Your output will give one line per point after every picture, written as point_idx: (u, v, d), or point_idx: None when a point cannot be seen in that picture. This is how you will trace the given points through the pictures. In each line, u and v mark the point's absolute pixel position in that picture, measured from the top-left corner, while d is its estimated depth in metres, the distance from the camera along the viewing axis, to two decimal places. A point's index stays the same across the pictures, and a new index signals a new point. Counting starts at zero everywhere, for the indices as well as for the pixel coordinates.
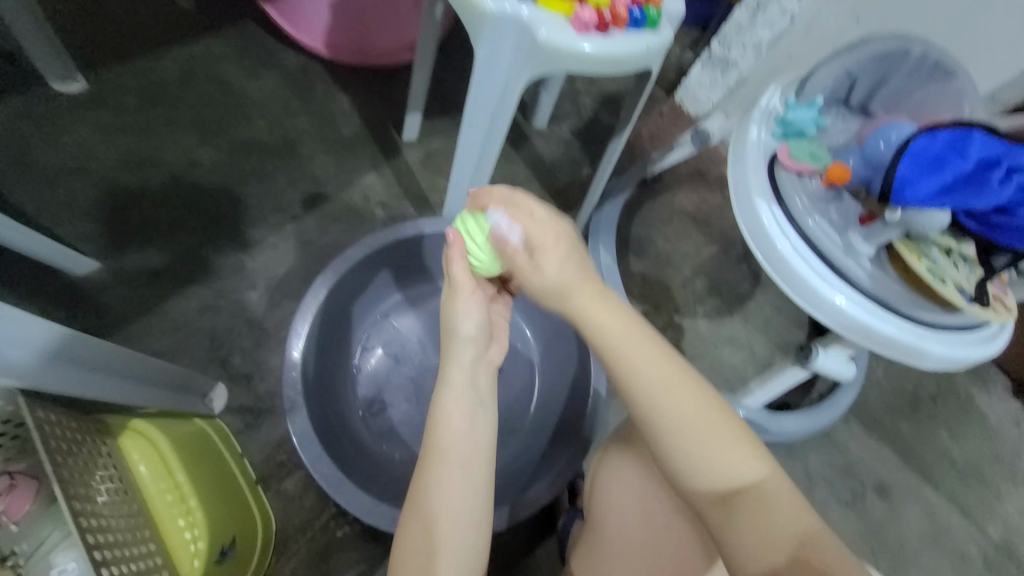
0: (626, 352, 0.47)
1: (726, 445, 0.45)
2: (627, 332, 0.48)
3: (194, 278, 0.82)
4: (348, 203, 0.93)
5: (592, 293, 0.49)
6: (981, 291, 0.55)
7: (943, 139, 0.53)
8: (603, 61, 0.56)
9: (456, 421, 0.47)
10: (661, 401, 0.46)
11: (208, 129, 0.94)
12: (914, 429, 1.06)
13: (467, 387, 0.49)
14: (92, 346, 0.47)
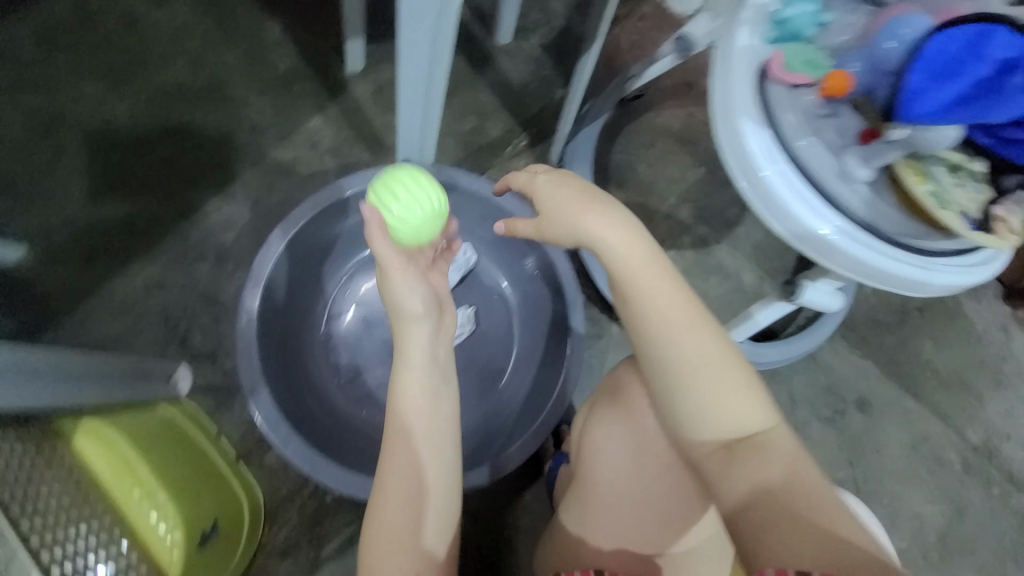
0: (659, 298, 0.49)
1: (739, 398, 0.47)
2: (654, 274, 0.50)
3: (136, 255, 0.76)
4: (294, 153, 0.84)
5: (607, 214, 0.51)
6: (985, 217, 0.49)
7: (961, 40, 0.46)
8: None
9: (410, 398, 0.48)
10: (682, 345, 0.48)
11: (117, 77, 0.81)
12: (900, 343, 1.06)
13: (425, 362, 0.50)
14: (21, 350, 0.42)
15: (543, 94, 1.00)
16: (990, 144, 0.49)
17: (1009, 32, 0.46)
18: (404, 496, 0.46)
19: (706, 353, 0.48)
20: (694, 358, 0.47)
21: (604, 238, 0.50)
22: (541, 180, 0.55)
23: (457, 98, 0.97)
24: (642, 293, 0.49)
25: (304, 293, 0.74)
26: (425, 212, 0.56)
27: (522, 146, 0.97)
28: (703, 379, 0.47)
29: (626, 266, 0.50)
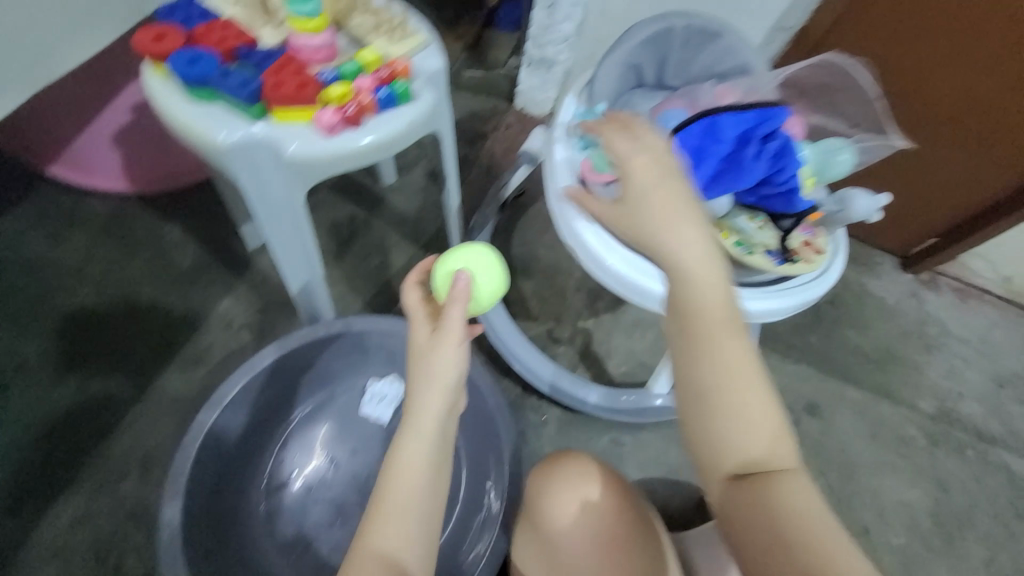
0: (707, 295, 0.40)
1: (768, 429, 0.37)
2: (705, 270, 0.40)
3: (58, 492, 0.74)
4: (206, 340, 0.87)
5: (670, 204, 0.42)
6: (785, 248, 0.60)
7: (697, 133, 0.61)
8: (371, 152, 0.54)
9: (398, 493, 0.42)
10: (728, 358, 0.38)
11: (23, 322, 0.85)
12: (824, 339, 1.12)
13: (434, 435, 0.44)
14: None
15: (436, 215, 1.10)
16: (755, 200, 0.62)
17: (731, 116, 0.61)
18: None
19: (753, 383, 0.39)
20: (733, 373, 0.38)
21: (673, 236, 0.41)
22: (640, 152, 0.44)
23: (358, 241, 1.05)
24: (701, 297, 0.40)
25: (234, 478, 0.74)
26: (490, 284, 0.57)
27: None
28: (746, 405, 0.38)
29: (681, 258, 0.41)
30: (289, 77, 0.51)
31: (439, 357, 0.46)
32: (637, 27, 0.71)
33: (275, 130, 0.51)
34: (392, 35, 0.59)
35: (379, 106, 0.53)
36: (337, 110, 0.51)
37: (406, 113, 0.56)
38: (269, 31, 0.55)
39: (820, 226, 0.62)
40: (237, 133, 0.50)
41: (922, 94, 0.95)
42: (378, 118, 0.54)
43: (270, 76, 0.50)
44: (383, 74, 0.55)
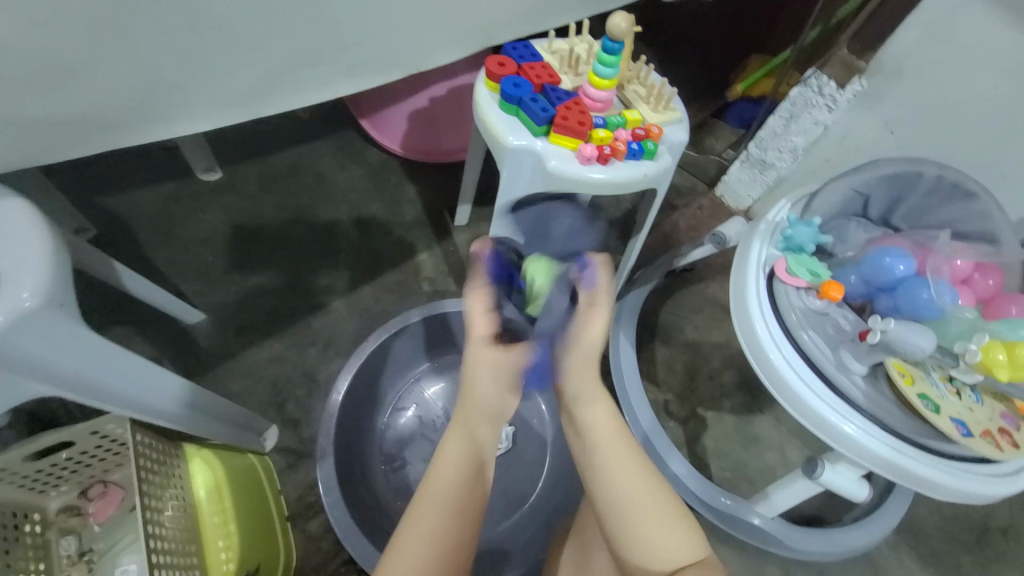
0: (609, 447, 0.50)
1: (677, 539, 0.47)
2: (602, 422, 0.51)
3: (271, 333, 0.97)
4: (401, 276, 1.09)
5: (598, 401, 0.51)
6: (976, 426, 0.55)
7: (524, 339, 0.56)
8: (607, 186, 0.66)
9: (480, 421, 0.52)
10: (638, 482, 0.49)
11: (301, 211, 1.14)
12: (981, 567, 0.94)
13: (474, 432, 0.51)
14: (185, 389, 0.63)
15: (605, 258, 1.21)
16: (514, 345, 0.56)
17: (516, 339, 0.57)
18: (445, 499, 0.50)
19: (628, 474, 0.49)
20: (643, 490, 0.48)
21: (575, 386, 0.52)
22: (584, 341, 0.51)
23: None
24: (596, 429, 0.51)
25: (379, 386, 0.90)
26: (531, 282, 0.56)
27: None
28: (642, 499, 0.48)
29: (578, 411, 0.52)
30: (575, 114, 0.65)
31: (483, 365, 0.51)
32: (880, 164, 0.73)
33: (548, 148, 0.65)
34: (655, 105, 0.72)
35: (628, 155, 0.65)
36: (596, 149, 0.64)
37: (645, 166, 0.67)
38: (568, 78, 0.72)
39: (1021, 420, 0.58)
40: (522, 143, 0.65)
41: None
42: (623, 163, 0.66)
43: (562, 110, 0.65)
44: (639, 132, 0.67)
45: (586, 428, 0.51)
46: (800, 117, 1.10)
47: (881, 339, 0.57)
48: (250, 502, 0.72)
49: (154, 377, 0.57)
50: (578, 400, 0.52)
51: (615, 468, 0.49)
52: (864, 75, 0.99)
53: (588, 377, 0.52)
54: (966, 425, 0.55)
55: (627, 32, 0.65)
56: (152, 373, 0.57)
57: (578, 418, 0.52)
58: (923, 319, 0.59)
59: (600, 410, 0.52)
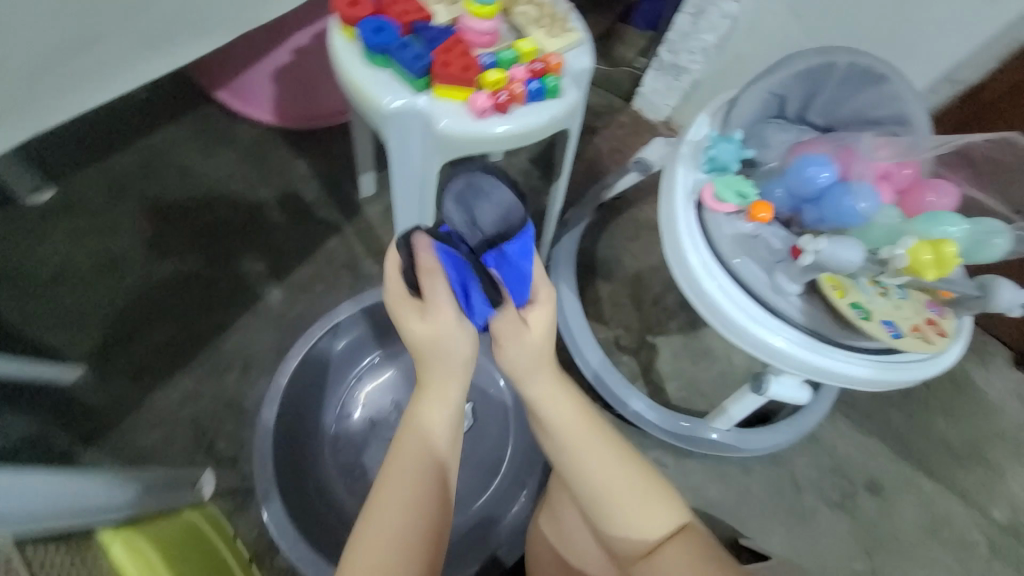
0: (585, 445, 0.49)
1: (658, 516, 0.48)
2: (574, 421, 0.49)
3: (175, 370, 0.85)
4: (313, 269, 0.96)
5: (566, 401, 0.49)
6: (906, 326, 0.55)
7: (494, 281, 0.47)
8: (513, 139, 0.56)
9: (439, 416, 0.47)
10: (618, 471, 0.49)
11: (172, 217, 0.96)
12: (905, 417, 1.06)
13: (434, 409, 0.48)
14: (84, 482, 0.51)
15: (533, 202, 1.13)
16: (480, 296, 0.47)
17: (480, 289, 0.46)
18: (407, 505, 0.46)
19: (605, 463, 0.48)
20: (624, 479, 0.48)
21: (538, 394, 0.49)
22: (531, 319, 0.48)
23: None
24: (570, 429, 0.49)
25: (315, 399, 0.82)
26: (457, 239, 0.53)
27: None
28: (620, 486, 0.48)
29: (550, 417, 0.49)
30: (457, 58, 0.54)
31: (441, 336, 0.45)
32: (794, 59, 0.68)
33: (433, 105, 0.55)
34: (550, 30, 0.61)
35: (529, 98, 0.56)
36: (490, 96, 0.54)
37: (550, 108, 0.58)
38: (442, 8, 0.58)
39: (947, 308, 0.59)
40: (401, 105, 0.54)
41: None
42: (524, 109, 0.56)
43: (440, 54, 0.54)
44: (536, 66, 0.58)
45: (563, 428, 0.49)
46: (708, 11, 1.03)
47: (814, 260, 0.56)
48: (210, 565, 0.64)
49: (41, 487, 0.45)
50: (546, 404, 0.49)
51: (592, 462, 0.48)
52: None
53: (550, 376, 0.48)
54: (895, 327, 0.56)
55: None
56: (33, 483, 0.45)
57: (548, 420, 0.49)
58: (846, 227, 0.59)
59: (568, 409, 0.49)
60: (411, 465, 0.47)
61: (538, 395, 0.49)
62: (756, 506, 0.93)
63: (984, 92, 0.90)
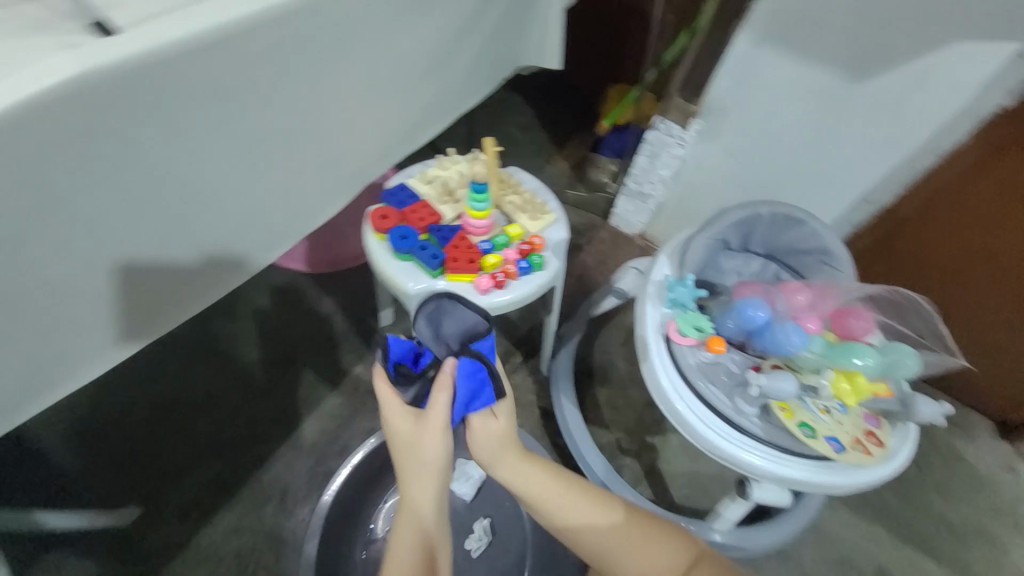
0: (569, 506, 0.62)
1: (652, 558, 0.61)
2: (552, 489, 0.62)
3: (219, 505, 0.93)
4: (341, 397, 1.07)
5: (543, 477, 0.62)
6: (847, 439, 0.67)
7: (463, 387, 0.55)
8: (510, 305, 0.71)
9: (423, 499, 0.55)
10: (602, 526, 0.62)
11: (219, 359, 1.09)
12: (903, 500, 1.12)
13: (428, 506, 0.56)
14: None
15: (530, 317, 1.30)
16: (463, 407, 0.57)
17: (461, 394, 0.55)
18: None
19: (588, 520, 0.62)
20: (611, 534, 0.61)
21: (516, 477, 0.61)
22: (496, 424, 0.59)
23: None
24: (548, 498, 0.62)
25: (345, 525, 0.90)
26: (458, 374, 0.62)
27: (517, 361, 1.19)
28: (572, 513, 0.62)
29: (532, 493, 0.62)
30: (464, 252, 0.71)
31: (427, 447, 0.54)
32: (727, 214, 0.86)
33: (447, 287, 0.70)
34: (533, 214, 0.79)
35: (521, 274, 0.72)
36: (491, 278, 0.70)
37: (538, 277, 0.74)
38: (449, 207, 0.76)
39: (883, 417, 0.71)
40: (423, 290, 0.70)
41: (986, 281, 1.05)
42: (518, 282, 0.72)
43: (450, 250, 0.71)
44: (525, 247, 0.75)
45: (525, 486, 0.61)
46: (661, 155, 1.24)
47: (759, 392, 0.69)
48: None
49: None
50: (524, 481, 0.61)
51: (551, 504, 0.61)
52: (699, 116, 1.14)
53: (521, 461, 0.61)
54: (839, 439, 0.68)
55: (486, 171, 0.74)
56: None
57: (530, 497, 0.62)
58: (785, 357, 0.72)
59: (545, 484, 0.62)
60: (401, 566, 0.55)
61: (516, 477, 0.61)
62: None
63: (897, 211, 1.07)
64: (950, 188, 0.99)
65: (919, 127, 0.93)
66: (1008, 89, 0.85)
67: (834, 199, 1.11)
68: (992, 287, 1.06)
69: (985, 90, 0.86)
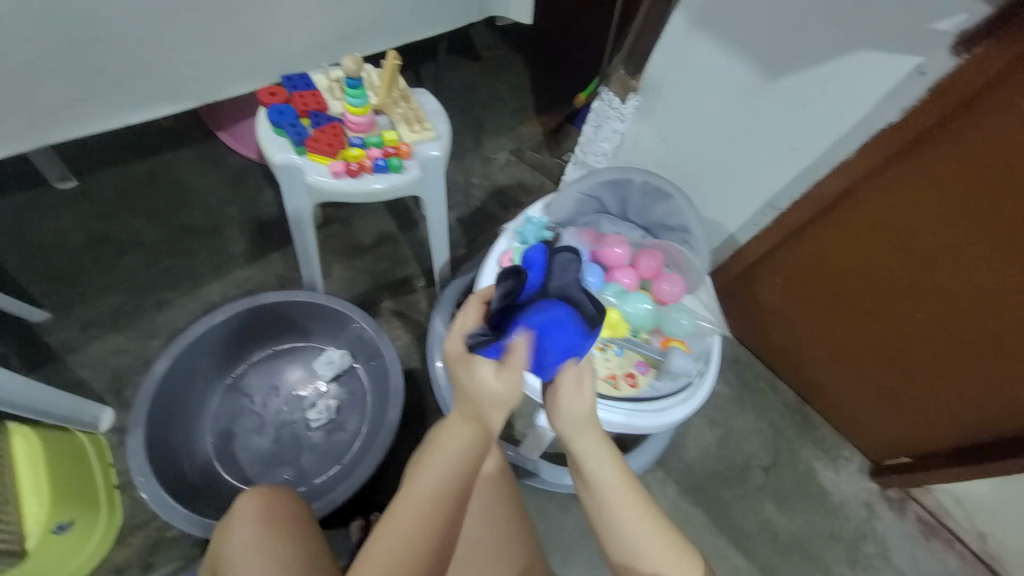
0: (612, 489, 0.60)
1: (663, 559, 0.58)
2: (609, 469, 0.61)
3: (115, 329, 1.09)
4: (251, 273, 1.20)
5: (601, 453, 0.61)
6: (604, 375, 0.79)
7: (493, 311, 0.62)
8: (359, 194, 0.81)
9: (459, 442, 0.61)
10: (635, 525, 0.59)
11: (156, 215, 1.23)
12: (736, 496, 1.21)
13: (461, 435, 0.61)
14: (20, 383, 0.80)
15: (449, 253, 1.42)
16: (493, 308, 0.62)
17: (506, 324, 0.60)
18: (418, 532, 0.58)
19: (630, 514, 0.59)
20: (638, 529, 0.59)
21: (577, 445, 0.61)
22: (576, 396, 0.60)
23: (381, 247, 1.33)
24: (601, 478, 0.61)
25: (199, 369, 1.00)
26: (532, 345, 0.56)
27: (419, 285, 1.29)
28: (617, 514, 0.60)
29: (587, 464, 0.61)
30: (327, 137, 0.80)
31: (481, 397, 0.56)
32: (595, 172, 0.90)
33: (306, 164, 0.80)
34: (413, 126, 0.86)
35: (374, 170, 0.81)
36: (345, 165, 0.80)
37: (393, 178, 0.83)
38: (335, 101, 0.85)
39: (651, 368, 0.82)
40: (286, 162, 0.80)
41: (870, 308, 1.08)
42: (371, 176, 0.81)
43: (316, 133, 0.80)
44: (390, 151, 0.83)
45: (583, 470, 0.61)
46: (603, 126, 1.26)
47: None
48: (69, 468, 0.86)
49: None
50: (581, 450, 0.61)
51: (600, 493, 0.61)
52: (638, 91, 1.15)
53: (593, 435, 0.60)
54: (597, 371, 0.81)
55: (358, 68, 0.82)
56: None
57: (585, 467, 0.61)
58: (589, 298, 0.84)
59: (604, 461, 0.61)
60: (425, 496, 0.60)
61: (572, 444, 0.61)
62: (567, 542, 1.06)
63: (788, 219, 1.09)
64: (835, 206, 1.01)
65: (819, 140, 0.95)
66: (900, 108, 0.85)
67: (742, 200, 1.14)
68: (874, 317, 1.09)
69: (882, 104, 0.86)
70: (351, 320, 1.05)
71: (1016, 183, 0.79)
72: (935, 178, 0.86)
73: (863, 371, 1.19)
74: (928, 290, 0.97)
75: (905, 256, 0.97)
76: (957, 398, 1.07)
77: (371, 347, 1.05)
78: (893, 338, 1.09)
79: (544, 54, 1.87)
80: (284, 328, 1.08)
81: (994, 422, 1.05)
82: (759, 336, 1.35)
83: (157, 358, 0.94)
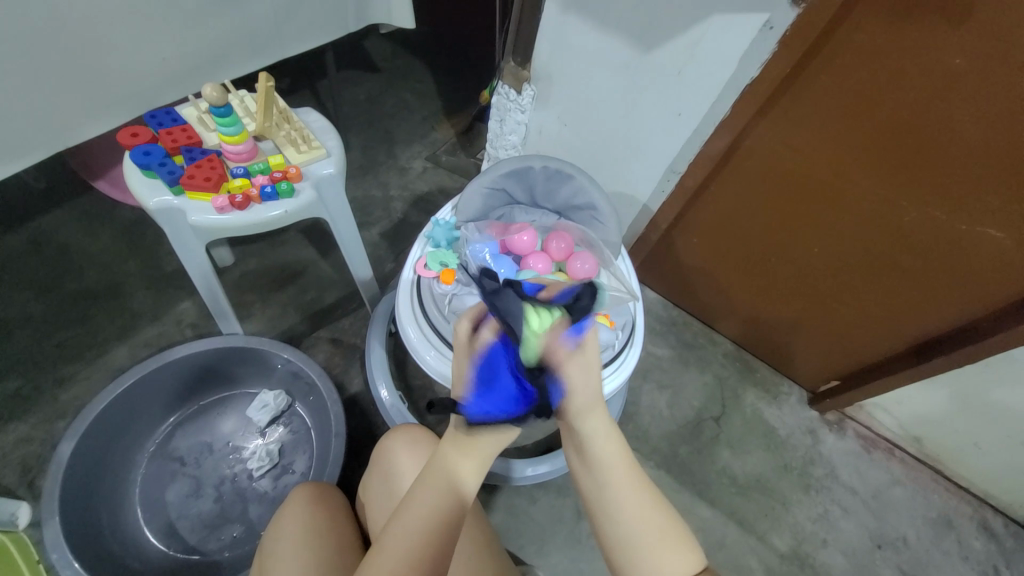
0: (615, 472, 0.58)
1: (670, 548, 0.55)
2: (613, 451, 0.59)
3: (14, 417, 0.99)
4: (162, 329, 1.12)
5: (601, 424, 0.59)
6: None
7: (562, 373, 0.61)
8: (249, 224, 0.78)
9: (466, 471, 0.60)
10: (638, 510, 0.57)
11: (43, 286, 1.12)
12: (692, 451, 1.27)
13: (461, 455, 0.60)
14: None
15: (377, 268, 1.39)
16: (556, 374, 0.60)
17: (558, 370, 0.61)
18: (411, 547, 0.55)
19: (632, 495, 0.57)
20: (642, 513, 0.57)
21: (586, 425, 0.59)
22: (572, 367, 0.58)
23: (303, 277, 1.28)
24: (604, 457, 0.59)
25: (114, 442, 0.93)
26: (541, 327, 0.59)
27: (349, 308, 1.25)
28: (616, 511, 0.57)
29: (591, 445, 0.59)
30: (204, 171, 0.76)
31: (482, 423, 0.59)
32: (493, 166, 0.90)
33: (187, 203, 0.76)
34: (300, 147, 0.83)
35: (261, 198, 0.78)
36: (228, 197, 0.76)
37: (286, 203, 0.80)
38: (209, 135, 0.82)
39: None
40: (163, 205, 0.76)
41: (777, 248, 1.16)
42: (260, 205, 0.78)
43: (191, 169, 0.76)
44: (277, 175, 0.80)
45: (590, 458, 0.58)
46: (506, 119, 1.27)
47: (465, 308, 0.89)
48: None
49: None
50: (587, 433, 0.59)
51: (603, 479, 0.58)
52: (531, 82, 1.16)
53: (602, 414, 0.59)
54: None
55: (224, 95, 0.77)
56: None
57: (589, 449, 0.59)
58: None
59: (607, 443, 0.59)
60: (424, 509, 0.57)
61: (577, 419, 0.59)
62: (538, 532, 1.07)
63: (688, 181, 1.15)
64: (725, 161, 1.09)
65: (700, 103, 1.01)
66: (760, 62, 0.91)
67: (646, 168, 1.19)
68: (779, 255, 1.17)
69: (745, 61, 0.92)
70: (275, 357, 0.99)
71: (864, 111, 0.87)
72: (799, 118, 0.95)
73: (784, 307, 1.26)
74: (822, 222, 1.05)
75: (795, 194, 1.04)
76: (869, 319, 1.16)
77: (304, 382, 1.01)
78: (800, 272, 1.17)
79: (443, 56, 1.86)
80: (204, 379, 1.02)
81: (907, 333, 1.13)
82: (689, 296, 1.43)
83: (64, 439, 0.85)
